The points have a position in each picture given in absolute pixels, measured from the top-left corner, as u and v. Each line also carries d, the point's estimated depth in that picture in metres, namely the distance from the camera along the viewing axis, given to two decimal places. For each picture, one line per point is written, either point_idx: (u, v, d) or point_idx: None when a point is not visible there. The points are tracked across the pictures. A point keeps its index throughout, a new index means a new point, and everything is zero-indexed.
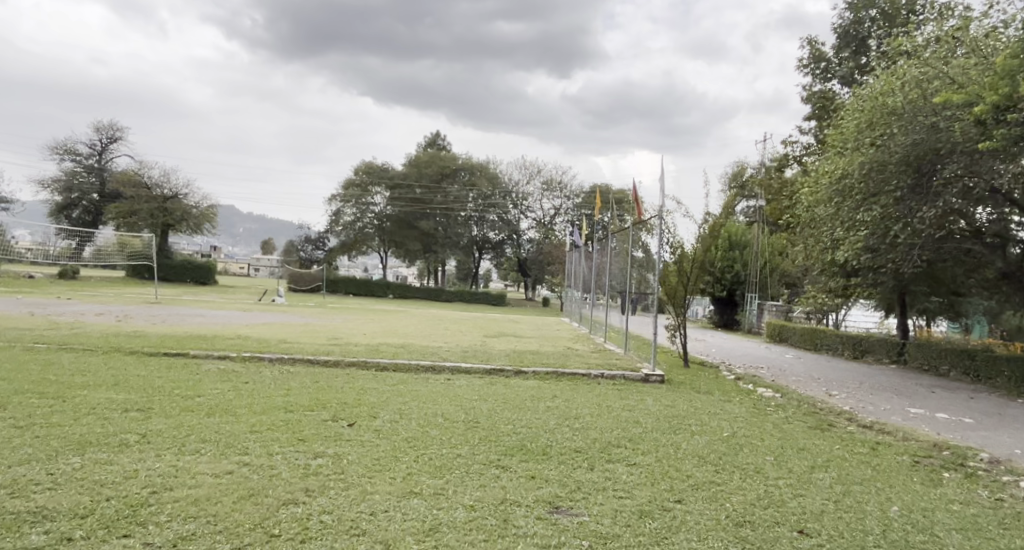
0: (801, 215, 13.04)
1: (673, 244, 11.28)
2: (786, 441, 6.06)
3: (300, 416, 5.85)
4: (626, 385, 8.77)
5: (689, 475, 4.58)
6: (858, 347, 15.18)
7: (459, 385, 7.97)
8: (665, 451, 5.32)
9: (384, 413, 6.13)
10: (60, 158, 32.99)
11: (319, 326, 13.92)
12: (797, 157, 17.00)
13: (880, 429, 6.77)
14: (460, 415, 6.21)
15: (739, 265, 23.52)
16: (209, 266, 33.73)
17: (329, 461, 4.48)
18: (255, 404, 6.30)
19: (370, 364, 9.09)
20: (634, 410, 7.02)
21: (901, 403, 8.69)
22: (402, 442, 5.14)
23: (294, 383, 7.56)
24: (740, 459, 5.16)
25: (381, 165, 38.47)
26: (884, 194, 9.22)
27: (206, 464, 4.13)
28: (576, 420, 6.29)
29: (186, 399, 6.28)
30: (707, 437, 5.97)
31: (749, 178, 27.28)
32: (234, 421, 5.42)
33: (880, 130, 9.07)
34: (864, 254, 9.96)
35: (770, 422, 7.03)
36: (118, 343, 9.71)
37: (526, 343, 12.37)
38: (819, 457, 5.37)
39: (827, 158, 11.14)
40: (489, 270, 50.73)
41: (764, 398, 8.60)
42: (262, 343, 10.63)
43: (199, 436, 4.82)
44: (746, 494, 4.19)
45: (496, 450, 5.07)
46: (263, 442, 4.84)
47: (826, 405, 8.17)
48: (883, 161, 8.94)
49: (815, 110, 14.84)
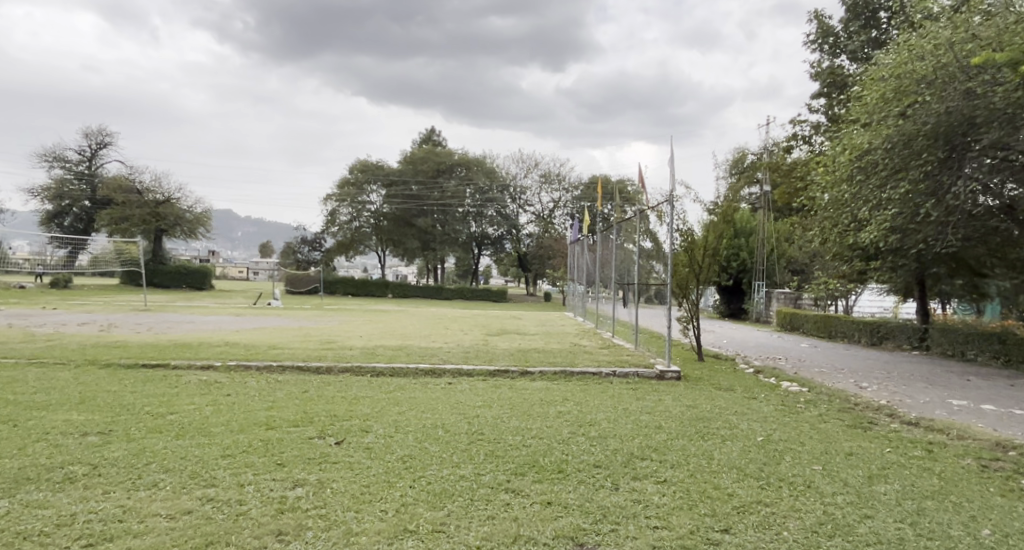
0: (816, 196, 12.40)
1: (682, 230, 10.63)
2: (831, 444, 5.41)
3: (282, 433, 5.20)
4: (641, 383, 8.09)
5: (731, 495, 3.93)
6: (876, 333, 14.51)
7: (460, 390, 7.29)
8: (698, 463, 4.66)
9: (377, 427, 5.48)
10: (49, 166, 32.25)
11: (314, 330, 13.25)
12: (806, 137, 16.30)
13: (929, 426, 6.12)
14: (462, 426, 5.55)
15: (744, 253, 22.92)
16: (206, 271, 32.99)
17: (312, 490, 3.83)
18: (234, 420, 5.64)
19: (364, 370, 8.41)
20: (654, 413, 6.36)
21: (940, 394, 8.02)
22: (397, 462, 4.48)
23: (280, 395, 6.90)
24: (785, 470, 4.52)
25: (376, 162, 37.75)
26: (912, 168, 8.53)
27: (162, 503, 3.49)
28: (592, 427, 5.63)
29: (156, 417, 5.62)
30: (741, 443, 5.31)
31: (750, 165, 26.75)
32: (208, 443, 4.77)
33: (909, 99, 8.36)
34: (892, 234, 9.29)
35: (804, 421, 6.36)
36: (95, 354, 9.05)
37: (530, 341, 11.70)
38: (874, 465, 4.70)
39: (845, 134, 10.44)
40: (489, 266, 50.12)
41: (792, 393, 7.94)
42: (251, 350, 9.95)
43: (161, 464, 4.17)
44: (803, 518, 3.57)
45: (504, 469, 4.41)
46: (236, 469, 4.18)
47: (860, 399, 7.52)
48: (913, 132, 8.26)
49: (825, 88, 14.13)
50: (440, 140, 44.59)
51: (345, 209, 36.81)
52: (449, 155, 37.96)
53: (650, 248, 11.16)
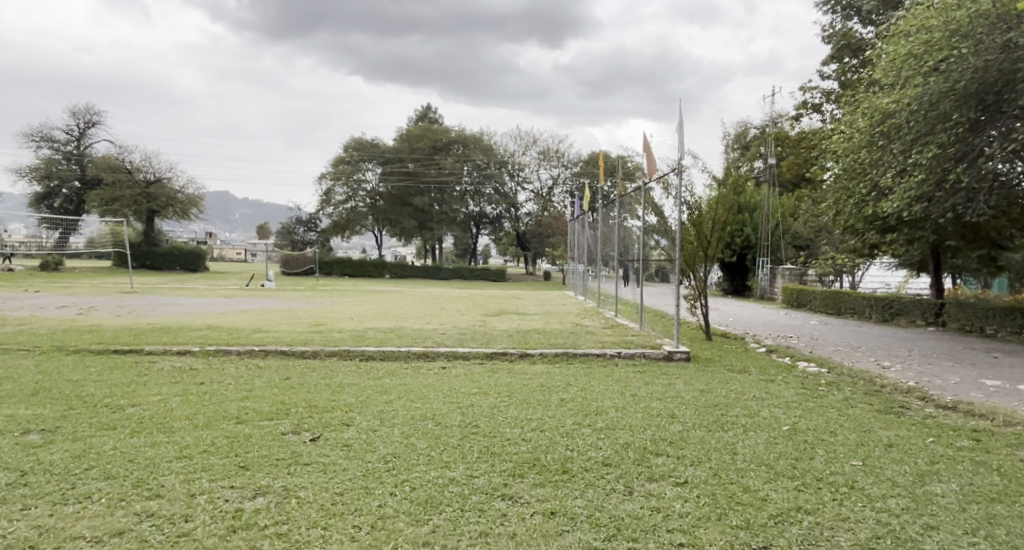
0: (832, 164, 11.74)
1: (689, 202, 9.98)
2: (864, 433, 4.87)
3: (251, 429, 4.62)
4: (648, 366, 7.51)
5: (765, 500, 3.41)
6: (889, 310, 13.85)
7: (455, 375, 6.74)
8: (721, 460, 4.08)
9: (361, 420, 4.91)
10: (37, 146, 31.48)
11: (303, 311, 12.68)
12: (816, 106, 15.58)
13: (968, 412, 5.56)
14: (454, 418, 4.97)
15: (748, 228, 22.15)
16: (200, 252, 32.32)
17: (275, 500, 3.29)
18: (201, 413, 5.06)
19: (352, 353, 7.86)
20: (665, 400, 5.79)
21: (970, 374, 7.47)
22: (378, 462, 3.90)
23: (257, 383, 6.34)
24: (820, 467, 3.96)
25: (371, 140, 36.85)
26: (940, 130, 7.95)
27: (88, 524, 3.03)
28: (598, 418, 5.04)
29: (114, 411, 5.04)
30: (765, 434, 4.73)
31: (755, 140, 26.00)
32: (164, 442, 4.18)
33: (942, 53, 7.74)
34: (917, 204, 8.70)
35: (829, 406, 5.80)
36: (66, 340, 8.47)
37: (529, 321, 11.11)
38: (921, 460, 4.14)
39: (866, 96, 9.80)
40: (489, 245, 49.45)
41: (810, 375, 7.37)
42: (233, 334, 9.35)
43: (102, 469, 3.61)
44: (853, 532, 3.12)
45: (500, 469, 3.86)
46: (189, 473, 3.62)
47: (885, 380, 6.98)
48: (943, 88, 7.67)
49: (836, 53, 13.42)
50: (436, 118, 43.77)
51: (340, 188, 35.84)
52: (445, 132, 37.12)
53: (654, 223, 10.54)
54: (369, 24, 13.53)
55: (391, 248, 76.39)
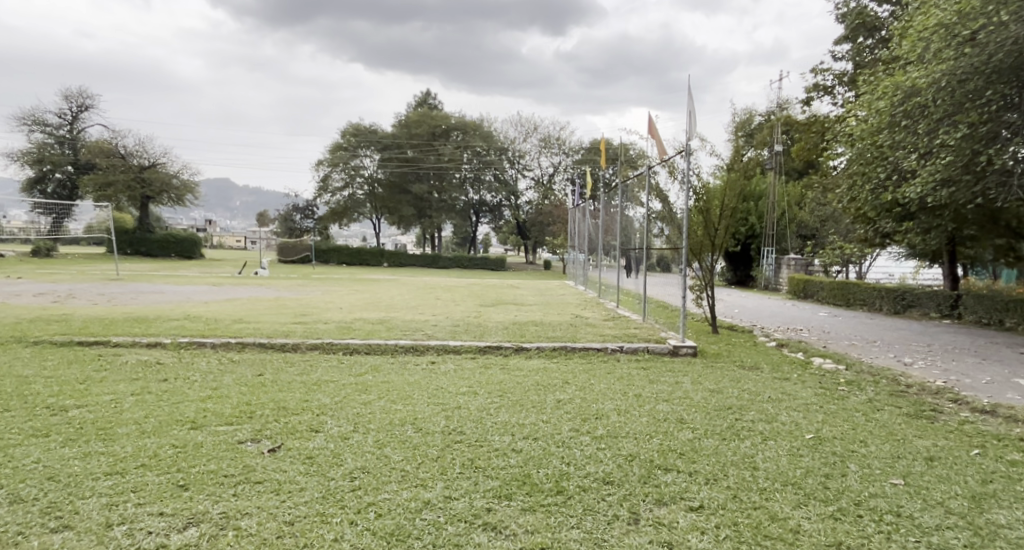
0: (846, 147, 11.09)
1: (697, 188, 9.33)
2: (896, 442, 4.32)
3: (204, 436, 4.07)
4: (653, 362, 6.92)
5: (796, 532, 3.08)
6: (901, 301, 13.19)
7: (444, 372, 6.18)
8: (740, 476, 3.53)
9: (332, 425, 4.35)
10: (29, 130, 30.81)
11: (291, 301, 12.10)
12: (827, 89, 14.95)
13: (1010, 417, 5.00)
14: (437, 423, 4.41)
15: (753, 217, 21.46)
16: (195, 239, 31.62)
17: (209, 531, 2.99)
18: (153, 417, 4.49)
19: (335, 347, 7.28)
20: (673, 402, 5.20)
21: (1001, 373, 6.88)
22: (342, 480, 3.37)
23: (226, 379, 5.77)
24: (857, 487, 3.43)
25: (369, 126, 36.09)
26: (972, 108, 7.43)
27: None
28: (599, 423, 4.49)
29: (54, 414, 4.48)
30: (788, 443, 4.17)
31: (761, 128, 25.27)
32: (98, 451, 3.63)
33: (975, 21, 7.17)
34: (941, 188, 8.14)
35: (853, 410, 5.22)
36: (30, 330, 7.87)
37: (526, 312, 10.54)
38: (974, 479, 3.61)
39: (890, 72, 9.17)
40: (489, 235, 48.68)
41: (828, 373, 6.79)
42: (212, 324, 8.73)
43: (12, 493, 3.20)
44: None
45: (485, 489, 3.32)
46: (114, 496, 3.19)
47: (910, 379, 6.39)
48: (977, 62, 7.14)
49: (850, 32, 12.80)
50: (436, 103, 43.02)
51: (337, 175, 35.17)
52: (444, 117, 36.29)
53: (660, 209, 9.90)
54: (369, 9, 12.92)
55: (391, 237, 75.84)
